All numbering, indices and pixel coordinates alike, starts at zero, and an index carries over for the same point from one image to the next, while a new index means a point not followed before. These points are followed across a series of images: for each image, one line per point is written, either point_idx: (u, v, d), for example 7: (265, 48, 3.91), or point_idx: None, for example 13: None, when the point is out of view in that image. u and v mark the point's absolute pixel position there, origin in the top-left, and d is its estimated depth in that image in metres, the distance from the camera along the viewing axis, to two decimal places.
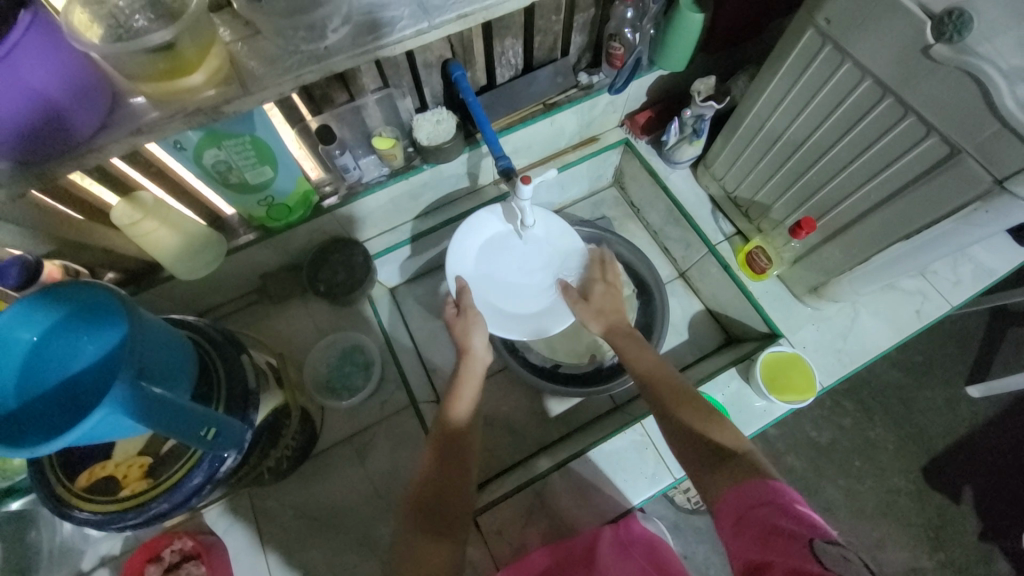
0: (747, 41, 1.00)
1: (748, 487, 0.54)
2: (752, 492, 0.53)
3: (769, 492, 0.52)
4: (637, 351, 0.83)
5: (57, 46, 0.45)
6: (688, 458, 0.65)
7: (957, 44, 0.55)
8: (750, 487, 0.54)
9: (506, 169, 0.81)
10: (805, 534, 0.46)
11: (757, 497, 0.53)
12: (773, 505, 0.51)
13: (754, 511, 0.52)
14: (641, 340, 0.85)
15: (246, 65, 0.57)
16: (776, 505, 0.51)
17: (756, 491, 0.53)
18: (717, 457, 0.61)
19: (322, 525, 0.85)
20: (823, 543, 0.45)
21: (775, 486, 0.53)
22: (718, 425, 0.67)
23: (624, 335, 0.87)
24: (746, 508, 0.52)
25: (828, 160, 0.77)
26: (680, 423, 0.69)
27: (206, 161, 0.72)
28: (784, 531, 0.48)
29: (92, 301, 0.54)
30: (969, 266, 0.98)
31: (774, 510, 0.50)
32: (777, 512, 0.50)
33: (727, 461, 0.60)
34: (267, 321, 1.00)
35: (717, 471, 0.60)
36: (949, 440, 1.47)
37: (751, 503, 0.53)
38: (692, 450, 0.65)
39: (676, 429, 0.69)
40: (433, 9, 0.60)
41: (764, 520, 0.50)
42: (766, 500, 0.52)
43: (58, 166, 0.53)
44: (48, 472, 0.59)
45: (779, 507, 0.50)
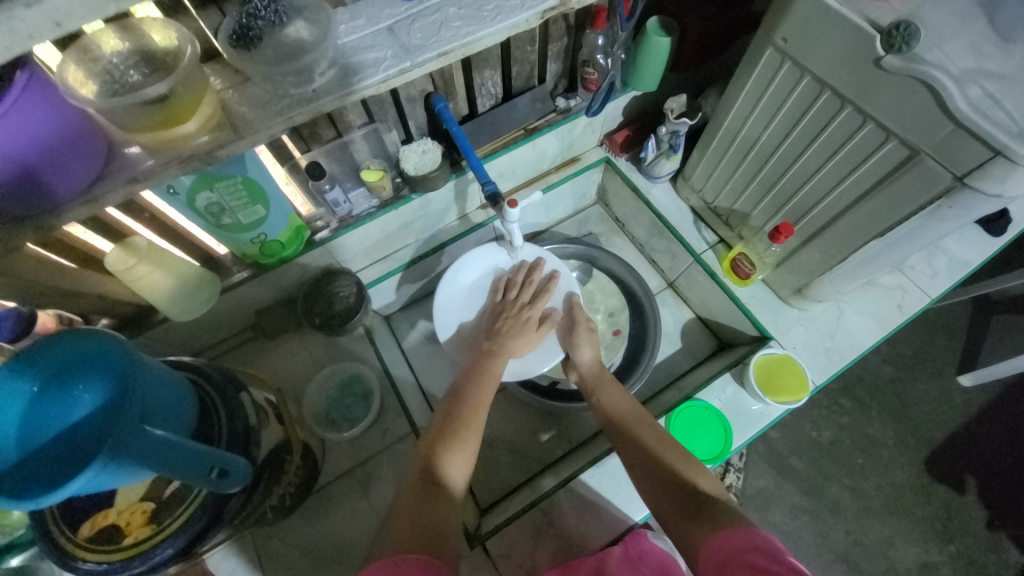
0: (714, 60, 1.05)
1: (729, 534, 0.54)
2: (735, 540, 0.53)
3: (753, 538, 0.52)
4: (615, 394, 0.84)
5: (55, 102, 0.47)
6: (667, 503, 0.65)
7: (906, 54, 0.59)
8: (735, 534, 0.53)
9: (493, 194, 0.84)
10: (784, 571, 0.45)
11: (741, 543, 0.52)
12: (762, 550, 0.49)
13: (735, 557, 0.51)
14: (616, 385, 0.87)
15: (238, 110, 0.60)
16: (759, 548, 0.50)
17: (739, 538, 0.52)
18: (698, 501, 0.62)
19: (328, 562, 0.84)
20: None
21: (760, 534, 0.52)
22: (696, 471, 0.68)
23: (597, 376, 0.90)
24: (729, 556, 0.51)
25: (798, 167, 0.80)
26: (659, 466, 0.70)
27: (199, 204, 0.73)
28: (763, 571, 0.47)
29: (90, 347, 0.55)
30: (944, 259, 1.02)
31: (755, 554, 0.49)
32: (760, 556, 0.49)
33: (710, 505, 0.61)
34: (263, 358, 1.00)
35: (699, 514, 0.60)
36: (946, 431, 1.49)
37: (735, 549, 0.51)
38: (671, 494, 0.65)
39: (655, 473, 0.69)
40: (415, 49, 0.63)
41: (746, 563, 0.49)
42: (748, 545, 0.51)
43: (54, 219, 0.54)
44: (50, 525, 0.58)
45: (763, 552, 0.49)
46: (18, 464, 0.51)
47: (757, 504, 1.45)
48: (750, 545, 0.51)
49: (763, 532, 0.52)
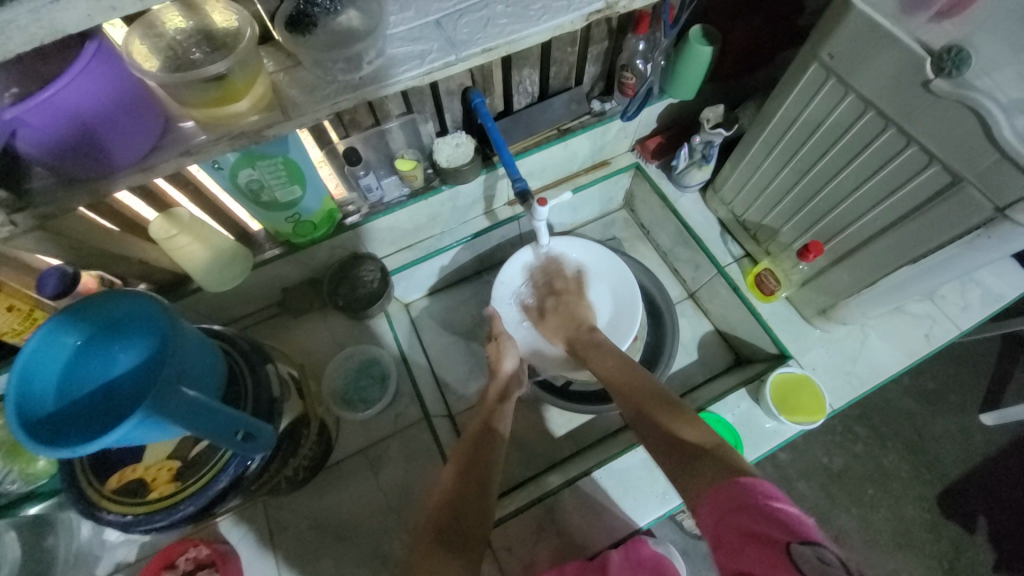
0: (754, 72, 1.04)
1: (719, 491, 0.53)
2: (725, 495, 0.52)
3: (743, 491, 0.51)
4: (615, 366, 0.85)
5: (118, 73, 0.50)
6: (665, 458, 0.66)
7: (956, 79, 0.58)
8: (723, 489, 0.52)
9: (523, 191, 0.84)
10: (782, 539, 0.45)
11: (734, 499, 0.51)
12: (749, 507, 0.49)
13: (730, 517, 0.50)
14: (614, 350, 0.89)
15: (287, 92, 0.62)
16: (752, 507, 0.49)
17: (728, 494, 0.52)
18: (691, 453, 0.62)
19: (334, 537, 0.86)
20: (800, 547, 0.44)
21: (749, 482, 0.51)
22: (690, 425, 0.67)
23: (593, 347, 0.92)
24: (721, 514, 0.51)
25: (834, 186, 0.79)
26: (656, 425, 0.71)
27: (240, 180, 0.76)
28: (760, 536, 0.47)
29: (132, 308, 0.57)
30: (977, 291, 0.99)
31: (749, 514, 0.49)
32: (752, 515, 0.48)
33: (699, 455, 0.61)
34: (286, 334, 1.03)
35: (690, 463, 0.60)
36: (963, 469, 1.45)
37: (726, 506, 0.51)
38: (666, 448, 0.66)
39: (653, 431, 0.70)
40: (461, 43, 0.64)
41: (741, 526, 0.48)
42: (740, 503, 0.50)
43: (109, 184, 0.57)
44: (80, 475, 0.61)
45: (755, 510, 0.48)
46: (57, 413, 0.54)
47: None
48: (742, 502, 0.50)
49: (752, 481, 0.51)
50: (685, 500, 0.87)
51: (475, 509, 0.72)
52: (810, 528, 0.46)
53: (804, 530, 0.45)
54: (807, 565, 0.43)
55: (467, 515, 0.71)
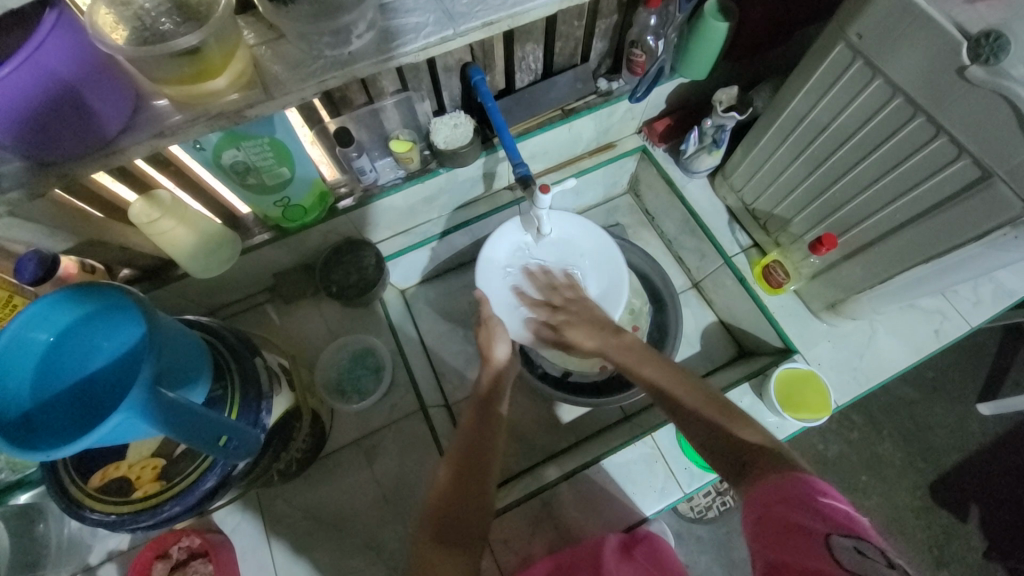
0: (771, 51, 0.98)
1: (774, 481, 0.52)
2: (770, 488, 0.51)
3: (784, 485, 0.50)
4: (642, 358, 0.78)
5: (83, 47, 0.45)
6: (721, 464, 0.61)
7: (992, 67, 0.54)
8: (765, 484, 0.52)
9: (524, 177, 0.80)
10: (824, 531, 0.45)
11: (784, 487, 0.50)
12: (790, 499, 0.49)
13: (769, 506, 0.50)
14: (639, 344, 0.80)
15: (270, 69, 0.57)
16: (793, 498, 0.49)
17: (783, 484, 0.51)
18: (744, 454, 0.59)
19: (329, 528, 0.85)
20: (842, 539, 0.44)
21: (804, 478, 0.50)
22: (739, 422, 0.63)
23: (626, 349, 0.80)
24: (771, 498, 0.50)
25: (853, 176, 0.75)
26: (705, 426, 0.65)
27: (224, 161, 0.72)
28: (803, 527, 0.46)
29: (110, 300, 0.53)
30: (989, 285, 0.96)
31: (795, 505, 0.48)
32: (799, 505, 0.48)
33: (755, 456, 0.57)
34: (278, 321, 1.00)
35: (751, 467, 0.56)
36: (957, 457, 1.45)
37: (766, 498, 0.51)
38: (721, 450, 0.61)
39: (699, 430, 0.65)
40: (459, 16, 0.59)
41: (786, 514, 0.48)
42: (787, 495, 0.50)
43: (81, 166, 0.53)
44: (62, 473, 0.59)
45: (802, 502, 0.48)
46: (32, 412, 0.51)
47: None
48: (790, 493, 0.49)
49: (808, 479, 0.50)
50: (685, 494, 0.86)
51: (473, 506, 0.69)
52: (852, 522, 0.46)
53: (846, 525, 0.45)
54: (850, 560, 0.42)
55: (467, 510, 0.68)
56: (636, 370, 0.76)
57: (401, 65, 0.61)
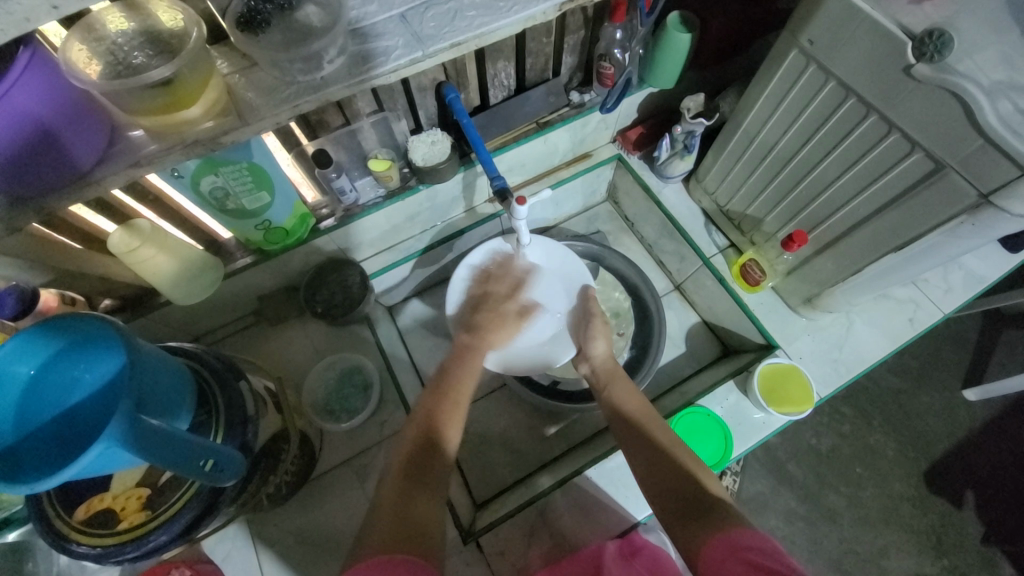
0: (734, 59, 1.02)
1: (733, 534, 0.55)
2: (742, 536, 0.54)
3: (758, 539, 0.53)
4: (626, 394, 0.82)
5: (56, 84, 0.46)
6: (675, 508, 0.63)
7: (937, 64, 0.57)
8: (739, 533, 0.54)
9: (501, 189, 0.82)
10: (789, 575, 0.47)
11: (746, 540, 0.53)
12: (762, 550, 0.51)
13: (740, 551, 0.52)
14: (627, 382, 0.85)
15: (243, 96, 0.58)
16: (765, 549, 0.51)
17: (743, 537, 0.54)
18: (707, 503, 0.61)
19: (322, 551, 0.84)
20: None
21: (760, 534, 0.54)
22: (706, 474, 0.67)
23: (609, 374, 0.88)
24: (730, 552, 0.53)
25: (817, 175, 0.78)
26: (673, 467, 0.68)
27: (203, 188, 0.72)
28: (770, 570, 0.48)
29: (89, 332, 0.53)
30: (959, 273, 1.00)
31: (764, 554, 0.51)
32: (762, 555, 0.51)
33: (717, 509, 0.60)
34: (264, 345, 1.00)
35: (702, 518, 0.59)
36: (947, 444, 1.47)
37: (738, 546, 0.53)
38: (676, 497, 0.64)
39: (666, 472, 0.67)
40: (427, 38, 0.61)
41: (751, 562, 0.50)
42: (761, 545, 0.52)
43: (58, 200, 0.54)
44: (46, 507, 0.58)
45: (766, 550, 0.51)
46: (15, 446, 0.51)
47: (753, 508, 1.44)
48: (754, 543, 0.52)
49: (768, 536, 0.53)
50: None
51: None
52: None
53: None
54: None
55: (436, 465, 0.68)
56: (615, 399, 0.81)
57: (375, 87, 0.63)
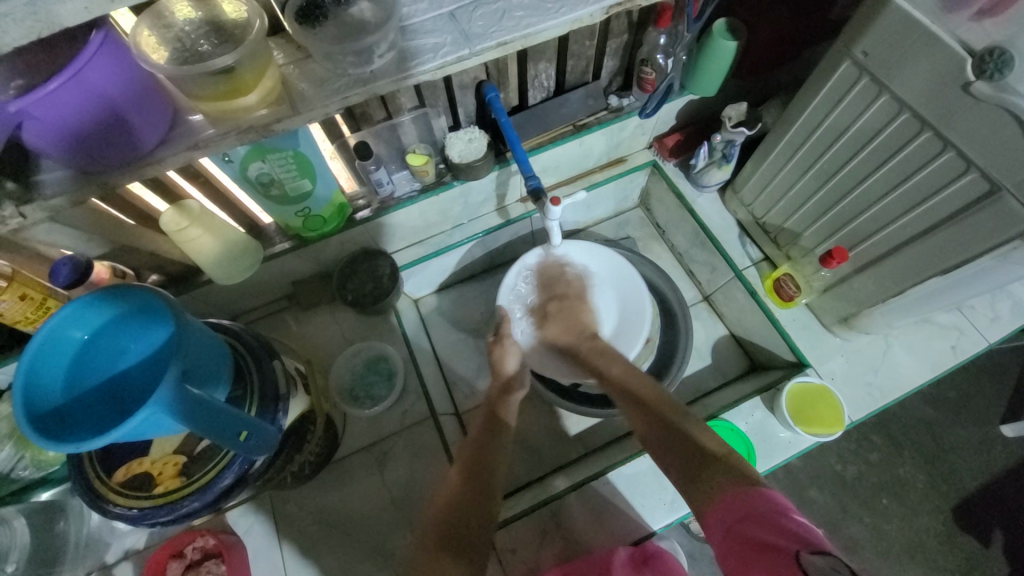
0: (779, 69, 1.00)
1: (732, 497, 0.55)
2: (739, 503, 0.54)
3: (754, 501, 0.53)
4: (615, 365, 0.83)
5: (125, 65, 0.49)
6: (677, 468, 0.65)
7: (998, 82, 0.55)
8: (737, 500, 0.54)
9: (536, 189, 0.82)
10: (793, 547, 0.48)
11: (743, 509, 0.53)
12: (762, 517, 0.51)
13: (742, 523, 0.52)
14: (615, 351, 0.87)
15: (296, 86, 0.60)
16: (765, 516, 0.51)
17: (740, 504, 0.54)
18: (702, 458, 0.63)
19: (339, 533, 0.86)
20: (811, 556, 0.46)
21: (755, 494, 0.54)
22: (698, 428, 0.68)
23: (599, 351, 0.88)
24: (736, 521, 0.53)
25: (862, 190, 0.76)
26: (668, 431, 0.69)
27: (250, 173, 0.75)
28: (770, 546, 0.49)
29: (142, 303, 0.56)
30: (1008, 302, 0.95)
31: (765, 522, 0.51)
32: (764, 525, 0.51)
33: (713, 463, 0.61)
34: (295, 328, 1.03)
35: (702, 475, 0.61)
36: (982, 481, 1.40)
37: (739, 516, 0.53)
38: (678, 456, 0.66)
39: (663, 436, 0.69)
40: (474, 37, 0.63)
41: (753, 537, 0.51)
42: (757, 511, 0.52)
43: (120, 176, 0.57)
44: (88, 467, 0.61)
45: (765, 517, 0.51)
46: (64, 406, 0.53)
47: None
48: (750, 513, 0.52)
49: (762, 492, 0.53)
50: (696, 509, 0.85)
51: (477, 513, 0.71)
52: (820, 538, 0.48)
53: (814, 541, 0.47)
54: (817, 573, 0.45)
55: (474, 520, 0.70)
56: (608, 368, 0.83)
57: (420, 82, 0.64)
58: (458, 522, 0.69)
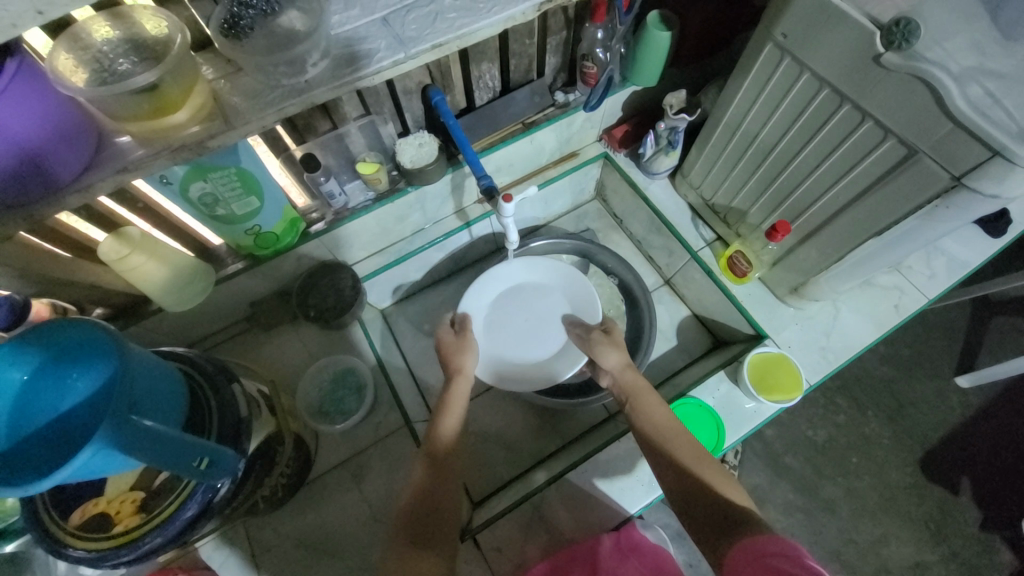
0: (713, 56, 1.04)
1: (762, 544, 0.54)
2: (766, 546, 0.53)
3: (777, 546, 0.53)
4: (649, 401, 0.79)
5: (42, 91, 0.47)
6: (698, 521, 0.64)
7: (906, 52, 0.58)
8: (763, 541, 0.54)
9: (489, 188, 0.82)
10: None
11: (767, 547, 0.53)
12: (783, 555, 0.51)
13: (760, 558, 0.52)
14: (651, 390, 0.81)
15: (229, 101, 0.59)
16: (784, 556, 0.51)
17: (766, 546, 0.53)
18: (729, 516, 0.61)
19: (320, 554, 0.84)
20: None
21: (779, 539, 0.54)
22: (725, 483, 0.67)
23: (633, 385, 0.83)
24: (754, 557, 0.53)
25: (797, 165, 0.79)
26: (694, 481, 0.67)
27: (192, 194, 0.73)
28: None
29: (84, 337, 0.54)
30: (942, 259, 1.01)
31: (784, 560, 0.50)
32: (782, 561, 0.50)
33: (737, 522, 0.60)
34: (256, 350, 1.00)
35: (728, 533, 0.59)
36: (941, 432, 1.49)
37: (760, 553, 0.53)
38: (710, 522, 0.62)
39: (689, 488, 0.67)
40: (410, 40, 0.63)
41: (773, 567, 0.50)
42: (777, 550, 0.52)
43: (47, 207, 0.54)
44: (41, 513, 0.58)
45: (788, 555, 0.51)
46: (6, 453, 0.51)
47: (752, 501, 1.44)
48: (778, 551, 0.52)
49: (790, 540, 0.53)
50: None
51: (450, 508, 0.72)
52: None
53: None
54: None
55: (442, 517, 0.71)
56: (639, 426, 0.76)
57: (361, 88, 0.64)
58: (427, 515, 0.70)
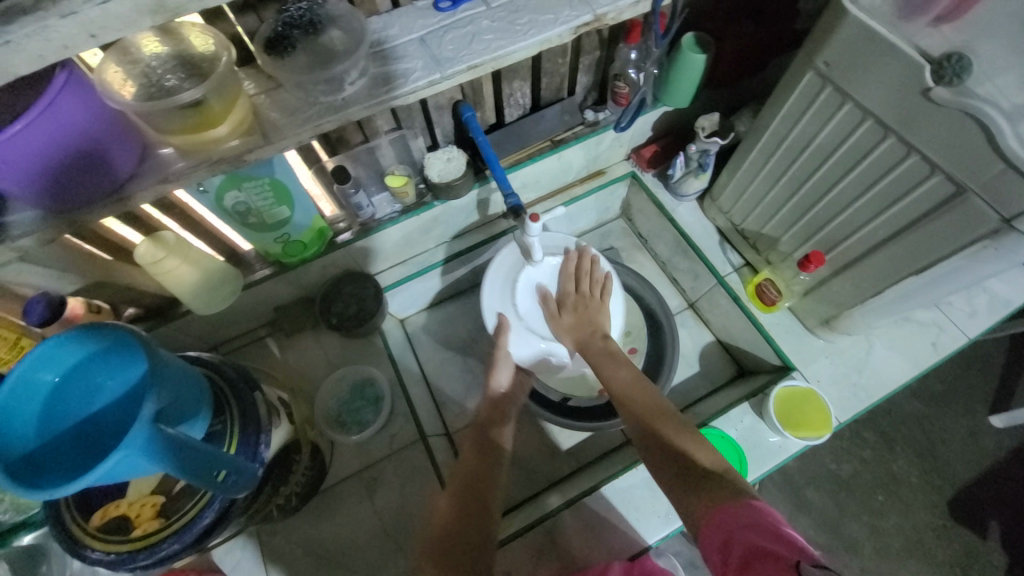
0: (748, 79, 1.02)
1: (734, 509, 0.53)
2: (738, 514, 0.52)
3: (754, 514, 0.51)
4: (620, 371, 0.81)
5: (91, 103, 0.49)
6: (672, 480, 0.64)
7: (957, 87, 0.57)
8: (737, 509, 0.53)
9: (515, 207, 0.82)
10: (790, 558, 0.44)
11: (740, 519, 0.51)
12: (760, 527, 0.49)
13: (737, 533, 0.50)
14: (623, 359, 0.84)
15: (268, 116, 0.60)
16: (763, 525, 0.49)
17: (738, 513, 0.52)
18: (699, 474, 0.61)
19: (329, 565, 0.84)
20: (809, 566, 0.43)
21: (755, 506, 0.52)
22: (698, 444, 0.66)
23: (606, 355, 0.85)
24: (730, 527, 0.51)
25: (835, 195, 0.77)
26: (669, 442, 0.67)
27: (227, 203, 0.75)
28: (770, 555, 0.46)
29: (115, 339, 0.55)
30: (984, 296, 0.97)
31: (761, 531, 0.49)
32: (759, 532, 0.49)
33: (709, 476, 0.60)
34: (278, 356, 1.01)
35: (700, 489, 0.59)
36: (974, 472, 1.42)
37: (735, 525, 0.51)
38: (678, 475, 0.63)
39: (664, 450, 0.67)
40: (445, 61, 0.63)
41: (752, 544, 0.48)
42: (753, 521, 0.50)
43: (89, 214, 0.56)
44: (64, 511, 0.60)
45: (763, 526, 0.49)
46: (35, 452, 0.51)
47: None
48: (750, 521, 0.50)
49: (761, 505, 0.52)
50: None
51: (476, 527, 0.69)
52: (816, 552, 0.45)
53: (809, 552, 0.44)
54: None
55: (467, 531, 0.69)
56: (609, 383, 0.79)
57: (395, 106, 0.64)
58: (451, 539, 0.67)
